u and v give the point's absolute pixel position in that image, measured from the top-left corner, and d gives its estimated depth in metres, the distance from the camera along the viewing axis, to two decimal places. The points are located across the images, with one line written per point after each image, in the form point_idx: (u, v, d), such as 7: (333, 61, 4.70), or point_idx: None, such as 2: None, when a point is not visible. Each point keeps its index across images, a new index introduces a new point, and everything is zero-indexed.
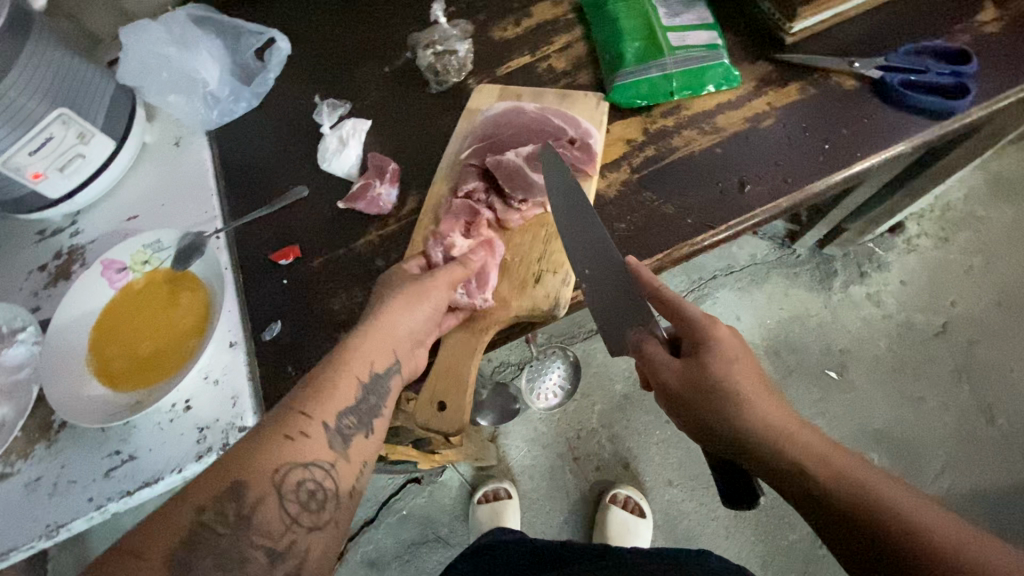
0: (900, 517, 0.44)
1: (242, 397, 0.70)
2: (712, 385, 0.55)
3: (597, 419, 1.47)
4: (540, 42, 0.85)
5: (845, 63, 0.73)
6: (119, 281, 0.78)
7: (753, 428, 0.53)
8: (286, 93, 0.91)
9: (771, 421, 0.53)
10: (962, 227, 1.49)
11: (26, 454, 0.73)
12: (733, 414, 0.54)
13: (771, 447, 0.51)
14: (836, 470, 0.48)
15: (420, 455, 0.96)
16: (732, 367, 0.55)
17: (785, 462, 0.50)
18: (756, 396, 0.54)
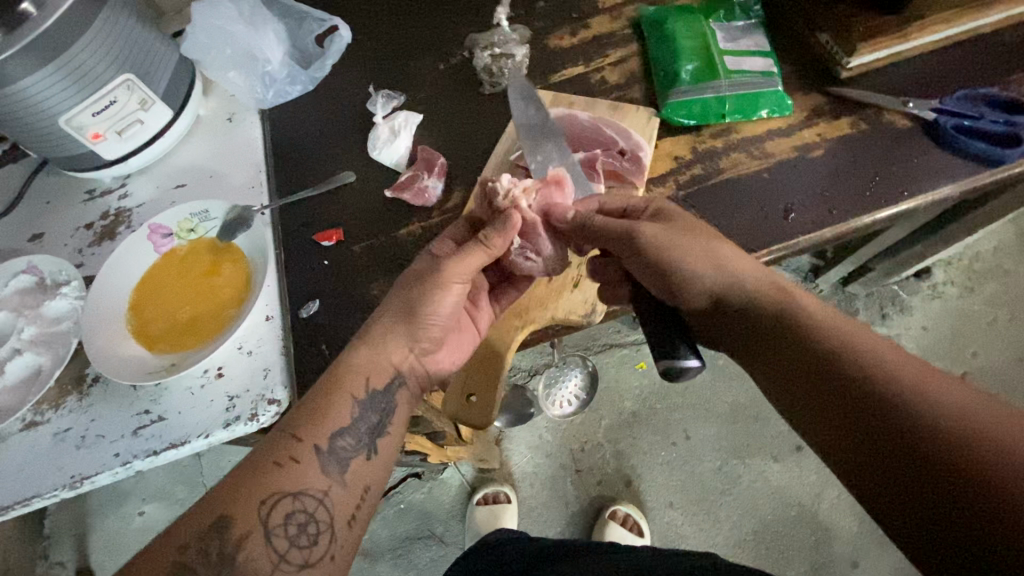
0: (859, 353, 0.49)
1: (274, 369, 0.72)
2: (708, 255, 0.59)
3: (603, 433, 1.47)
4: (595, 54, 0.87)
5: (899, 103, 0.74)
6: (163, 246, 0.80)
7: (740, 286, 0.58)
8: (341, 80, 0.93)
9: (753, 281, 0.58)
10: (989, 278, 1.48)
11: (56, 405, 0.75)
12: (721, 274, 0.58)
13: (757, 301, 0.57)
14: (810, 319, 0.53)
15: (433, 447, 0.97)
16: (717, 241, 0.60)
17: (767, 312, 0.56)
18: (741, 264, 0.59)
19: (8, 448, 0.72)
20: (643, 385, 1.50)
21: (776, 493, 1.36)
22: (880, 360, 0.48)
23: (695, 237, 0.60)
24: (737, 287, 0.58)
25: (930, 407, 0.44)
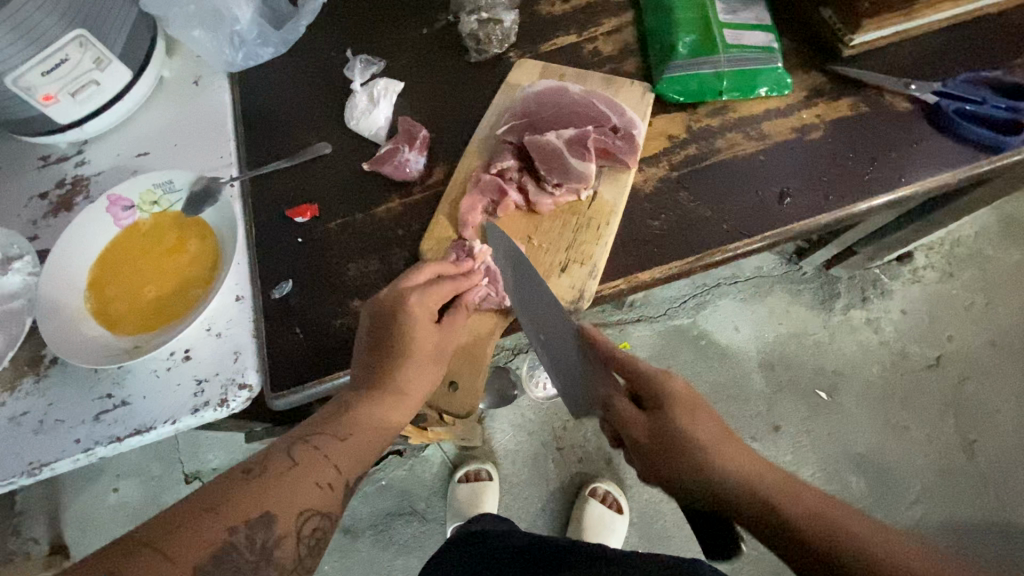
0: (859, 545, 0.46)
1: (245, 352, 0.68)
2: (682, 438, 0.55)
3: (585, 412, 1.47)
4: (588, 22, 0.82)
5: (901, 84, 0.71)
6: (124, 219, 0.75)
7: (747, 488, 0.52)
8: (317, 43, 0.87)
9: (749, 474, 0.53)
10: (968, 263, 1.49)
11: (12, 387, 0.70)
12: (717, 478, 0.53)
13: (757, 498, 0.52)
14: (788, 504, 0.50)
15: (413, 429, 0.95)
16: (694, 415, 0.57)
17: (754, 506, 0.51)
18: (731, 452, 0.55)
19: None
20: None
21: None
22: (883, 557, 0.45)
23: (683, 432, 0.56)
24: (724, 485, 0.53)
25: None
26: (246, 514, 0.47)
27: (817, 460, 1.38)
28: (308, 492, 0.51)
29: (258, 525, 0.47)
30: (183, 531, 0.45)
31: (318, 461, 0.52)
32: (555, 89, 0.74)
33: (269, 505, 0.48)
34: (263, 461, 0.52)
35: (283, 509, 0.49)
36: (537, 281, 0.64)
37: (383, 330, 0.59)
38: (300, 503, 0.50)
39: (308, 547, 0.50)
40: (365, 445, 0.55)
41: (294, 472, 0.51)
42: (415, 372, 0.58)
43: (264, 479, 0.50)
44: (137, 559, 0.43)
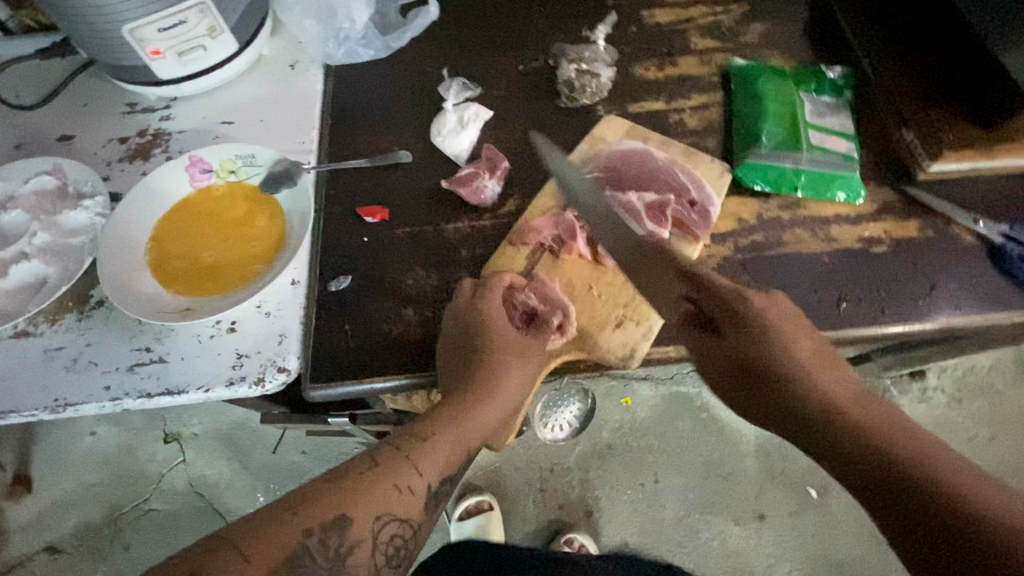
0: (903, 454, 0.46)
1: (290, 336, 0.68)
2: (756, 353, 0.58)
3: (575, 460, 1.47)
4: (678, 95, 0.86)
5: (969, 219, 0.73)
6: (200, 181, 0.77)
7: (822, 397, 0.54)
8: (417, 55, 0.90)
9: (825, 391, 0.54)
10: (979, 395, 1.50)
11: (53, 319, 0.71)
12: (793, 383, 0.55)
13: (825, 412, 0.52)
14: (858, 427, 0.50)
15: None
16: (790, 340, 0.58)
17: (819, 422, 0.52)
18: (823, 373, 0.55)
19: None
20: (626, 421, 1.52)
21: (731, 556, 1.36)
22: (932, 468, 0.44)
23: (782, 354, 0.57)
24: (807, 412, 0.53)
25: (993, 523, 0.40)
26: (320, 520, 0.47)
27: (796, 558, 1.35)
28: (387, 499, 0.51)
29: (333, 529, 0.47)
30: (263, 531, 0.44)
31: (399, 463, 0.53)
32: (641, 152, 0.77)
33: (347, 509, 0.48)
34: (347, 463, 0.53)
35: (360, 520, 0.48)
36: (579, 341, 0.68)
37: (464, 362, 0.62)
38: (380, 505, 0.50)
39: (387, 553, 0.50)
40: (432, 459, 0.55)
41: (371, 479, 0.51)
42: (477, 410, 0.60)
43: (342, 486, 0.50)
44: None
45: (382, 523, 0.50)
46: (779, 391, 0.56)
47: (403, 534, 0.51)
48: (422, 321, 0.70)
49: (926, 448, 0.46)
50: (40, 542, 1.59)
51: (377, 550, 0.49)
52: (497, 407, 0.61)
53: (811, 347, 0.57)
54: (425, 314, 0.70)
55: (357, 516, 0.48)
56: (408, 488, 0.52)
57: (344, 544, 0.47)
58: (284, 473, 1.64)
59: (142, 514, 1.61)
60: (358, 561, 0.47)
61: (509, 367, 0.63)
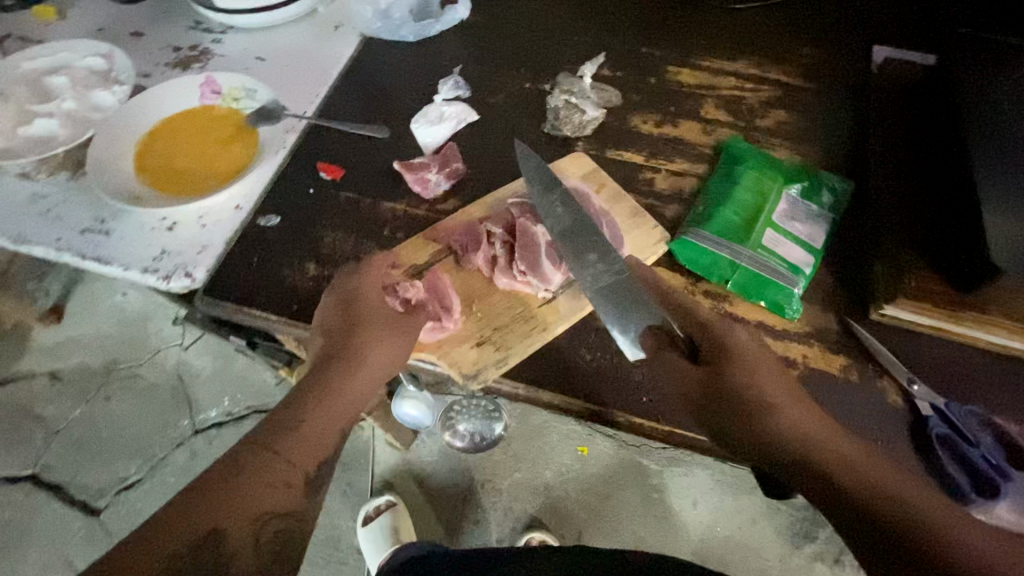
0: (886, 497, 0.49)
1: (209, 252, 0.76)
2: (728, 383, 0.59)
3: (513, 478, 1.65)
4: (662, 155, 0.83)
5: (904, 377, 0.65)
6: (207, 100, 0.88)
7: (797, 433, 0.56)
8: (440, 47, 0.95)
9: (798, 423, 0.56)
10: None
11: (50, 172, 0.83)
12: (764, 416, 0.57)
13: (799, 446, 0.55)
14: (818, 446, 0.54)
15: None
16: (760, 370, 0.59)
17: (795, 460, 0.55)
18: (790, 405, 0.57)
19: None
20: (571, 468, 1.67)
21: None
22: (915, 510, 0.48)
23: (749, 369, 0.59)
24: (767, 425, 0.57)
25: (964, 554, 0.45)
26: (194, 531, 0.51)
27: None
28: (257, 496, 0.55)
29: (207, 544, 0.51)
30: (140, 558, 0.49)
31: (269, 463, 0.57)
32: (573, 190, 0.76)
33: (218, 522, 0.52)
34: (208, 475, 0.56)
35: (236, 522, 0.53)
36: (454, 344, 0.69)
37: (335, 344, 0.65)
38: (257, 506, 0.55)
39: (274, 545, 0.55)
40: (296, 448, 0.59)
41: (238, 483, 0.55)
42: (345, 382, 0.63)
43: (206, 495, 0.54)
44: None
45: (258, 526, 0.55)
46: (751, 421, 0.57)
47: (288, 526, 0.56)
48: (322, 278, 0.74)
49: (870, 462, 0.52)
50: (47, 366, 1.81)
51: (259, 549, 0.54)
52: (364, 388, 0.64)
53: (763, 356, 0.61)
54: (327, 272, 0.75)
55: (229, 522, 0.53)
56: (285, 483, 0.57)
57: (223, 552, 0.52)
58: (252, 390, 1.77)
59: (129, 376, 1.80)
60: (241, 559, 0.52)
61: (376, 342, 0.65)
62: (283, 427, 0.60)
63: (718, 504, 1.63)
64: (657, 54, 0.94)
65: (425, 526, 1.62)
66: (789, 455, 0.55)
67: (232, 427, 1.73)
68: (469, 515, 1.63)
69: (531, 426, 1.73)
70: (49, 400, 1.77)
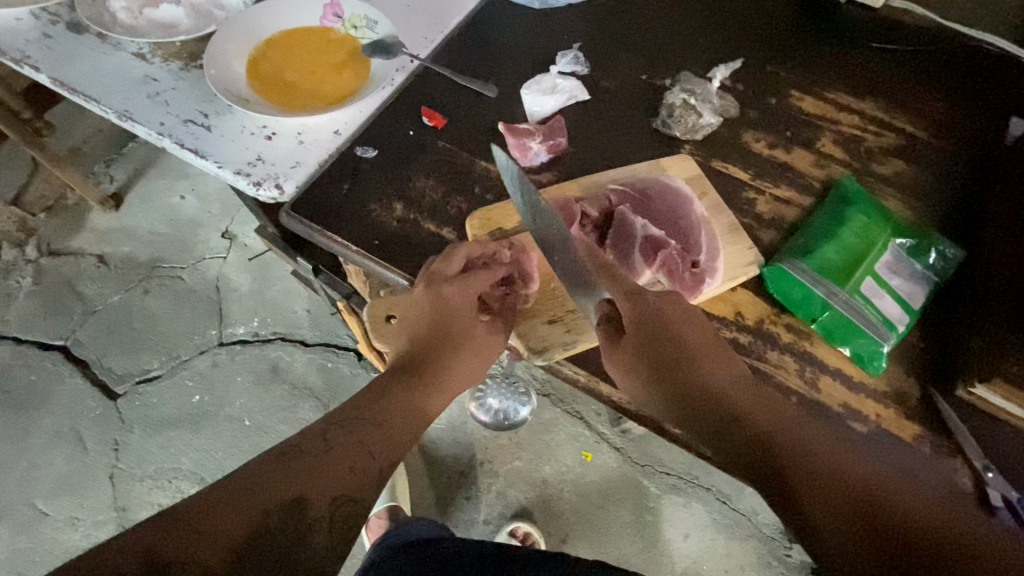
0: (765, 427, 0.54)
1: (301, 169, 0.76)
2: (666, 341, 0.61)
3: (512, 466, 1.66)
4: (769, 178, 0.80)
5: (980, 462, 0.62)
6: (327, 21, 0.87)
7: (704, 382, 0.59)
8: (563, 20, 0.93)
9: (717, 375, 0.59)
10: None
11: (165, 59, 0.84)
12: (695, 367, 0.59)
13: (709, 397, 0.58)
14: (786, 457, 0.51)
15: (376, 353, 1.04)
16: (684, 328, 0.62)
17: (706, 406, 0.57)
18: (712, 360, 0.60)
19: (114, 57, 0.84)
20: (574, 472, 1.66)
21: None
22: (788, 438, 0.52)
23: (707, 385, 0.58)
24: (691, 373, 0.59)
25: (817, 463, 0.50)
26: (282, 496, 0.50)
27: None
28: (340, 478, 0.53)
29: (291, 511, 0.49)
30: (225, 511, 0.47)
31: (352, 447, 0.55)
32: (676, 200, 0.74)
33: (303, 492, 0.50)
34: (297, 447, 0.54)
35: (321, 498, 0.51)
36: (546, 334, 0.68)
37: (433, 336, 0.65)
38: (337, 487, 0.52)
39: (343, 531, 0.51)
40: (377, 439, 0.57)
41: (329, 455, 0.54)
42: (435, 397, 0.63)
43: (296, 462, 0.52)
44: (170, 541, 0.44)
45: (333, 502, 0.52)
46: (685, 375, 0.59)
47: (359, 510, 0.53)
48: (405, 220, 0.74)
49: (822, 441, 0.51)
50: (97, 248, 1.86)
51: (335, 526, 0.51)
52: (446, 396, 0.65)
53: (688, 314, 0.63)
54: (411, 216, 0.74)
55: (311, 494, 0.51)
56: (360, 470, 0.54)
57: (305, 521, 0.49)
58: (282, 317, 1.79)
59: (171, 276, 1.84)
60: (317, 535, 0.50)
61: (461, 356, 0.66)
62: (364, 409, 0.60)
63: (710, 542, 1.60)
64: (783, 75, 0.90)
65: (417, 489, 1.64)
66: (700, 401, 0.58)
67: (256, 348, 1.75)
68: (463, 490, 1.64)
69: (541, 419, 1.72)
70: (92, 280, 1.82)
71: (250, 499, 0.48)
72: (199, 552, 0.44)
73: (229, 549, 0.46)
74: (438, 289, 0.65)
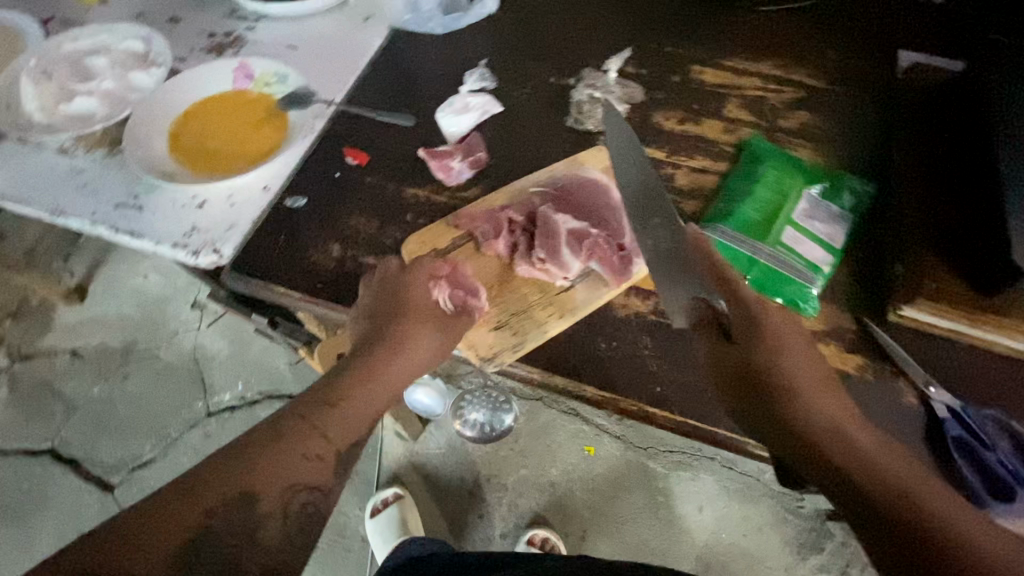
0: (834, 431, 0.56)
1: (237, 230, 0.78)
2: (766, 337, 0.63)
3: (517, 476, 1.67)
4: (684, 151, 0.84)
5: (922, 379, 0.65)
6: (240, 84, 0.90)
7: (794, 380, 0.60)
8: (467, 40, 0.97)
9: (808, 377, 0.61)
10: None
11: (88, 149, 0.86)
12: (789, 369, 0.61)
13: (787, 397, 0.59)
14: (864, 465, 0.52)
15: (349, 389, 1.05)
16: (784, 341, 0.63)
17: (781, 397, 0.60)
18: (807, 363, 0.61)
19: (38, 157, 0.85)
20: (580, 468, 1.67)
21: None
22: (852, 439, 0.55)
23: (782, 385, 0.60)
24: (785, 375, 0.61)
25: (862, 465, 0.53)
26: (226, 494, 0.53)
27: None
28: (292, 467, 0.57)
29: (238, 507, 0.53)
30: (168, 518, 0.51)
31: (306, 436, 0.58)
32: (593, 190, 0.77)
33: (253, 489, 0.54)
34: (249, 440, 0.57)
35: (268, 492, 0.55)
36: (498, 337, 0.70)
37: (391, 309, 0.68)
38: (290, 477, 0.56)
39: (298, 521, 0.56)
40: (328, 430, 0.60)
41: (279, 446, 0.57)
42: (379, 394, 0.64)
43: (247, 456, 0.56)
44: (110, 552, 0.48)
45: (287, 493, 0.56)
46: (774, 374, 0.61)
47: (314, 499, 0.57)
48: (344, 259, 0.76)
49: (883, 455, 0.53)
50: (69, 344, 1.85)
51: (289, 517, 0.56)
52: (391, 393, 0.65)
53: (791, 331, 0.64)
54: (349, 253, 0.76)
55: (260, 489, 0.55)
56: (316, 457, 0.58)
57: (255, 516, 0.54)
58: (265, 375, 1.80)
59: (147, 356, 1.84)
60: (269, 533, 0.54)
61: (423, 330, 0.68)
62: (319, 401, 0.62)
63: (725, 510, 1.62)
64: (682, 52, 0.94)
65: (430, 519, 1.64)
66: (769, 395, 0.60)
67: (245, 411, 1.75)
68: (474, 509, 1.64)
69: (538, 423, 1.73)
70: (69, 376, 1.81)
71: (198, 501, 0.52)
72: (146, 555, 0.49)
73: (173, 554, 0.50)
74: (393, 279, 0.70)
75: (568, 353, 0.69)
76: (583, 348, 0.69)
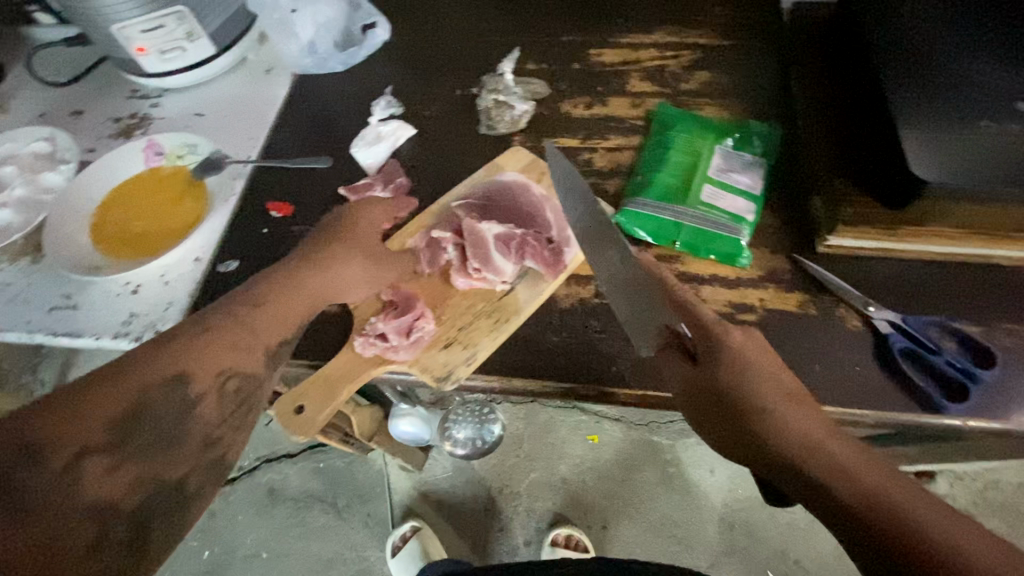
0: (797, 434, 0.54)
1: (175, 306, 0.78)
2: (720, 356, 0.60)
3: (529, 481, 1.67)
4: (597, 133, 0.85)
5: (861, 302, 0.67)
6: (152, 162, 0.90)
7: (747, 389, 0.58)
8: (369, 71, 0.97)
9: (768, 381, 0.58)
10: (997, 512, 1.33)
11: (13, 260, 0.85)
12: (746, 379, 0.58)
13: (748, 406, 0.57)
14: (827, 466, 0.50)
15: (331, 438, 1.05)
16: (744, 353, 0.60)
17: (739, 405, 0.58)
18: (769, 369, 0.59)
19: None
20: (586, 459, 1.68)
21: None
22: (813, 441, 0.53)
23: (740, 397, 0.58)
24: (742, 386, 0.58)
25: (824, 467, 0.50)
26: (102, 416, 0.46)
27: None
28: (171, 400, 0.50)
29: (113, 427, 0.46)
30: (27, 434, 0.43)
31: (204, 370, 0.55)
32: (512, 191, 0.78)
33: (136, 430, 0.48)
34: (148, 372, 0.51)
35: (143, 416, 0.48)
36: (448, 354, 0.70)
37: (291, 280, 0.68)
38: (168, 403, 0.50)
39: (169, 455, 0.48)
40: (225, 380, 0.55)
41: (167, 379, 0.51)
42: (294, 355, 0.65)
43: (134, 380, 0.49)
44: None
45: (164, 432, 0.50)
46: (729, 386, 0.59)
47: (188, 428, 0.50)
48: None
49: (849, 454, 0.51)
50: None
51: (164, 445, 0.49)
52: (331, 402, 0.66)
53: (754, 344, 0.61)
54: None
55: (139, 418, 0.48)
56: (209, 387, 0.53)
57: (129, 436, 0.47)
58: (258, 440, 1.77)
59: None
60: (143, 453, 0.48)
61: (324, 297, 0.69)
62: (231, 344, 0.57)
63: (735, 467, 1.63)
64: (578, 39, 0.96)
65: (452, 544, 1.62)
66: (731, 408, 0.58)
67: (245, 481, 1.72)
68: (493, 524, 1.63)
69: (537, 425, 1.74)
70: None
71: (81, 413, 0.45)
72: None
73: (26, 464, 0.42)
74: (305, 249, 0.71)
75: (521, 354, 0.70)
76: (535, 347, 0.70)
